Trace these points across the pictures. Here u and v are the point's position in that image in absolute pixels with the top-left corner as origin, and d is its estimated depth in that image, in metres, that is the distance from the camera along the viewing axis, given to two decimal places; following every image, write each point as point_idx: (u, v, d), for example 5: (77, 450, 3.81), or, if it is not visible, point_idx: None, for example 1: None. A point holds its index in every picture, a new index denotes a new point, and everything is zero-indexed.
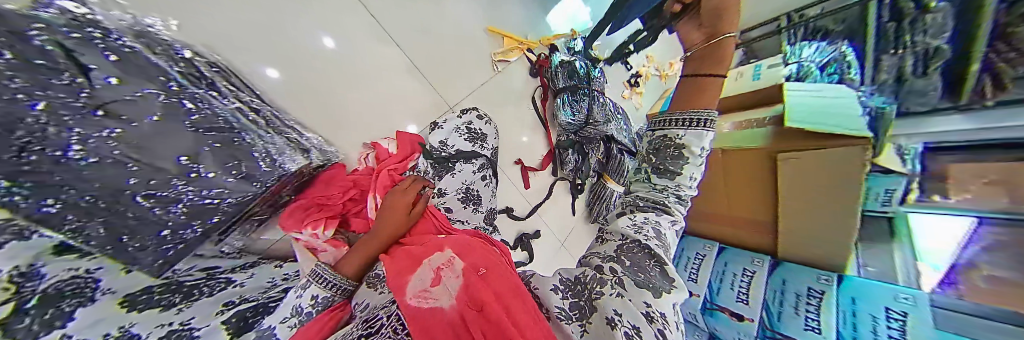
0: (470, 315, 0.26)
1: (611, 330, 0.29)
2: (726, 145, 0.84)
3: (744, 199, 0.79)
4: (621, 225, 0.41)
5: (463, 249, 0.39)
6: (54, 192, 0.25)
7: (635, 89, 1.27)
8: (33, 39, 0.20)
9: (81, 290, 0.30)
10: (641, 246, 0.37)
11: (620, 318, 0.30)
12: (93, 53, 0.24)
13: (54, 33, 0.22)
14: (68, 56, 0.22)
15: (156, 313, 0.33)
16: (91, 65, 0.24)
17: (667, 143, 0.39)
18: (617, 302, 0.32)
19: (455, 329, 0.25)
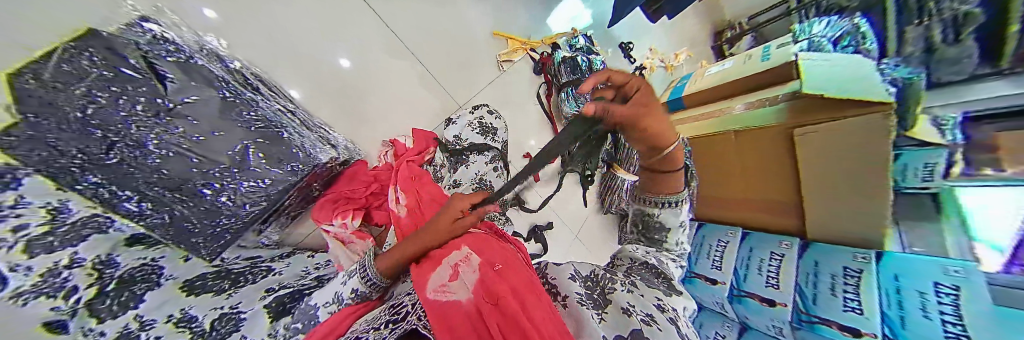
0: (486, 308, 0.25)
1: (626, 317, 0.31)
2: (741, 127, 0.81)
3: (764, 179, 0.78)
4: (630, 251, 0.50)
5: (479, 245, 0.38)
6: (143, 178, 0.31)
7: (641, 80, 1.27)
8: (128, 58, 0.29)
9: (149, 276, 0.35)
10: (645, 266, 0.46)
11: (634, 308, 0.33)
12: (164, 63, 0.33)
13: (143, 53, 0.31)
14: (149, 67, 0.31)
15: (209, 297, 0.38)
16: (164, 73, 0.33)
17: (650, 220, 0.51)
18: (629, 297, 0.35)
19: (473, 321, 0.24)
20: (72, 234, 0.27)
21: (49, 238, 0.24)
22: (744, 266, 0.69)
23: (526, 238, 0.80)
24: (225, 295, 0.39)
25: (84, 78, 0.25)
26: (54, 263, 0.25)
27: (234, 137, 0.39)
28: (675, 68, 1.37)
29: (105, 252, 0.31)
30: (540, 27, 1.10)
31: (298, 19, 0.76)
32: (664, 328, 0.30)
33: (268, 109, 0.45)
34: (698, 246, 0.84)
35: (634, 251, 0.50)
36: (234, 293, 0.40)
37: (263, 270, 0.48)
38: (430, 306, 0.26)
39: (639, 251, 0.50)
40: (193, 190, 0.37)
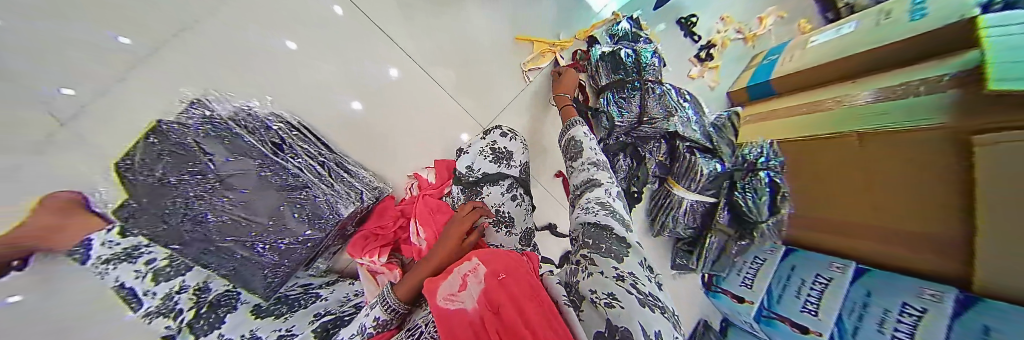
0: (487, 320, 0.20)
1: (598, 313, 0.22)
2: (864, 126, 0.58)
3: (904, 203, 0.49)
4: (577, 218, 0.39)
5: (490, 250, 0.33)
6: (204, 237, 0.39)
7: (708, 64, 1.02)
8: (184, 142, 0.38)
9: (230, 301, 0.44)
10: (593, 224, 0.34)
11: (597, 294, 0.24)
12: (212, 144, 0.40)
13: (194, 135, 0.39)
14: (201, 149, 0.38)
15: (272, 320, 0.43)
16: (211, 153, 0.39)
17: (569, 150, 0.52)
18: (595, 282, 0.26)
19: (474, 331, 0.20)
20: (180, 268, 0.45)
21: (166, 268, 0.45)
22: None
23: (558, 265, 0.73)
24: (278, 317, 0.44)
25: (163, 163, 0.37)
26: (168, 289, 0.43)
27: (269, 198, 0.41)
28: (759, 40, 1.06)
29: (202, 280, 0.45)
30: (570, 20, 0.98)
31: (341, 50, 0.82)
32: (627, 302, 0.22)
33: (292, 164, 0.47)
34: (786, 280, 0.64)
35: (579, 215, 0.38)
36: (291, 316, 0.44)
37: (313, 297, 0.51)
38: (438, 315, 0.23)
39: (585, 204, 0.39)
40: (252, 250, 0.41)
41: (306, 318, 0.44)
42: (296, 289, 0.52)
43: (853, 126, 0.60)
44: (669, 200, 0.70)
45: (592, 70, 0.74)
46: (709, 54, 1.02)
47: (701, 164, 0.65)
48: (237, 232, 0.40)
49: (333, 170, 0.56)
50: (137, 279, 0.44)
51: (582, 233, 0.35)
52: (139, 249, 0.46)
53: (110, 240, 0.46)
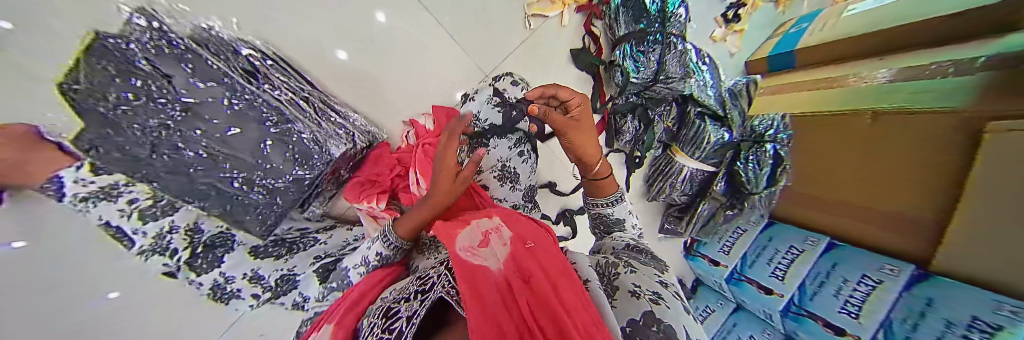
0: (519, 283, 0.20)
1: (635, 300, 0.24)
2: (878, 104, 0.54)
3: (897, 188, 0.51)
4: (611, 244, 0.40)
5: (510, 219, 0.36)
6: (182, 171, 0.37)
7: (732, 26, 0.94)
8: (135, 59, 0.31)
9: (225, 240, 0.43)
10: (632, 248, 0.37)
11: (641, 289, 0.26)
12: (170, 64, 0.34)
13: (144, 49, 0.32)
14: (154, 68, 0.32)
15: (273, 261, 0.46)
16: (171, 75, 0.33)
17: (605, 218, 0.45)
18: (635, 279, 0.28)
19: (506, 293, 0.19)
20: (165, 208, 0.39)
21: (151, 209, 0.39)
22: (818, 280, 0.57)
23: (554, 221, 0.75)
24: (281, 258, 0.47)
25: (111, 83, 0.30)
26: (159, 229, 0.40)
27: (250, 134, 0.39)
28: (793, 4, 0.96)
29: (193, 222, 0.41)
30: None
31: None
32: (672, 304, 0.24)
33: (271, 97, 0.43)
34: None
35: (615, 241, 0.41)
36: (291, 258, 0.48)
37: (311, 240, 0.51)
38: (460, 264, 0.22)
39: (623, 237, 0.41)
40: (228, 192, 0.41)
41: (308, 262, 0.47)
42: (291, 233, 0.51)
43: (872, 103, 0.55)
44: (671, 168, 0.71)
45: (609, 19, 0.64)
46: (737, 14, 0.93)
47: (710, 130, 0.64)
48: (218, 169, 0.39)
49: (319, 108, 0.52)
50: (119, 217, 0.38)
51: (618, 251, 0.37)
52: (118, 189, 0.36)
53: (81, 179, 0.34)
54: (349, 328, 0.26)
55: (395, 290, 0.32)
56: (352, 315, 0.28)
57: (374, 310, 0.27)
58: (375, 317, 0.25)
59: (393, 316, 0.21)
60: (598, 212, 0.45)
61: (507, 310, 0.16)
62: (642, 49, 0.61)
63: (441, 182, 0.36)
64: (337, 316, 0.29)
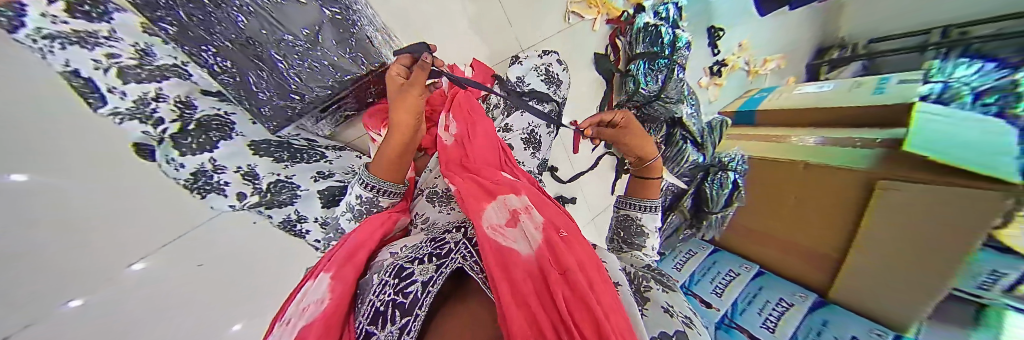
0: (551, 275, 0.19)
1: (668, 317, 0.26)
2: (812, 157, 0.67)
3: (806, 224, 0.67)
4: (629, 258, 0.44)
5: (539, 202, 0.31)
6: (212, 25, 0.36)
7: (716, 79, 1.08)
8: None
9: (222, 127, 0.45)
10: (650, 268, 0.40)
11: (674, 309, 0.28)
12: None
13: None
14: None
15: (268, 162, 0.48)
16: None
17: (631, 223, 0.49)
18: (666, 297, 0.30)
19: (537, 283, 0.19)
20: (155, 72, 0.37)
21: (137, 70, 0.35)
22: (747, 300, 0.65)
23: None
24: (288, 163, 0.49)
25: None
26: (143, 94, 0.36)
27: (306, 10, 0.40)
28: (759, 77, 1.14)
29: (183, 95, 0.40)
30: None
31: None
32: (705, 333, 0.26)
33: None
34: (706, 269, 0.79)
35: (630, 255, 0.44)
36: (291, 165, 0.50)
37: (317, 156, 0.55)
38: (489, 243, 0.22)
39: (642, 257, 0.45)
40: (268, 61, 0.43)
41: (309, 178, 0.50)
42: (299, 141, 0.56)
43: (804, 156, 0.69)
44: None
45: (630, 38, 0.76)
46: (721, 70, 1.07)
47: (691, 151, 0.77)
48: (259, 34, 0.39)
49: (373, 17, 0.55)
50: (93, 69, 0.32)
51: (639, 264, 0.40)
52: (97, 37, 0.31)
53: (55, 17, 0.28)
54: (354, 277, 0.25)
55: (406, 244, 0.31)
56: (358, 262, 0.27)
57: (385, 263, 0.27)
58: (388, 273, 0.24)
59: (409, 280, 0.22)
60: (625, 217, 0.49)
61: (537, 302, 0.17)
62: (652, 68, 0.71)
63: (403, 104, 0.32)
64: (335, 260, 0.26)
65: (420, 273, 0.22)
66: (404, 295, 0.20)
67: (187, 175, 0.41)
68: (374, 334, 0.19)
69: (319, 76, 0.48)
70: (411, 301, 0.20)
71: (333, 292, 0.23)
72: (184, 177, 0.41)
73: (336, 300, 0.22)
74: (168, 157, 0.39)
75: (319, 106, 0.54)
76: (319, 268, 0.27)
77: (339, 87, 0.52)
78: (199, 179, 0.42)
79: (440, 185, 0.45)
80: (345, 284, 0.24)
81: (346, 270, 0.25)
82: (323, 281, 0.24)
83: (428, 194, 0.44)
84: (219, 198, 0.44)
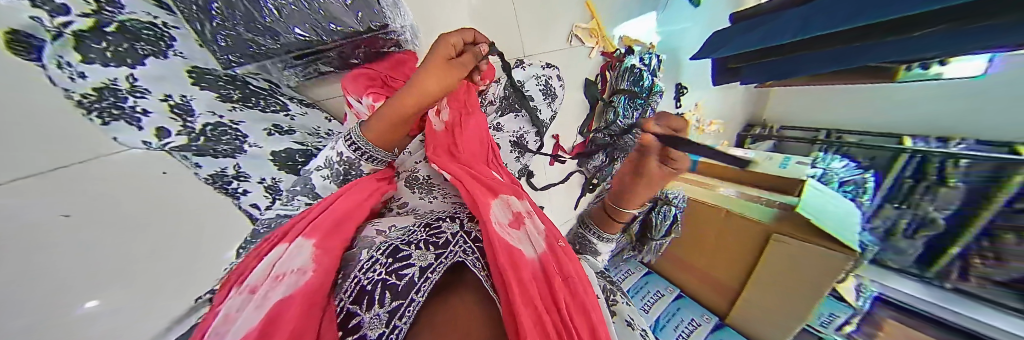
0: (556, 280, 0.26)
1: (630, 330, 0.31)
2: (734, 207, 0.80)
3: (723, 262, 0.84)
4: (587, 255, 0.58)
5: (538, 210, 0.37)
6: None
7: (674, 128, 1.17)
8: None
9: (155, 45, 0.41)
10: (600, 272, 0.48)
11: (634, 321, 0.33)
12: None
13: None
14: None
15: (211, 98, 0.46)
16: None
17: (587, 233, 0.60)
18: (628, 310, 0.35)
19: (540, 286, 0.25)
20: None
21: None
22: (667, 317, 0.91)
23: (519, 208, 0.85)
24: (235, 108, 0.49)
25: None
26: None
27: None
28: (704, 135, 1.29)
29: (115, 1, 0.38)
30: (644, 8, 0.93)
31: None
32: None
33: None
34: (640, 288, 1.02)
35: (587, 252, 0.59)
36: (236, 110, 0.49)
37: (276, 107, 0.56)
38: (501, 249, 0.26)
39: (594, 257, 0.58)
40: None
41: (261, 130, 0.51)
42: (258, 82, 0.57)
43: (726, 204, 0.82)
44: None
45: (617, 73, 0.84)
46: (680, 121, 1.17)
47: None
48: None
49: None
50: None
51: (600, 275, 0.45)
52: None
53: None
54: (339, 247, 0.27)
55: (392, 224, 0.34)
56: (343, 236, 0.29)
57: (374, 240, 0.29)
58: (380, 251, 0.27)
59: (404, 264, 0.25)
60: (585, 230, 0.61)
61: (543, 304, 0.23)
62: (630, 106, 0.79)
63: (437, 75, 0.31)
64: (318, 230, 0.28)
65: (418, 259, 0.26)
66: (397, 277, 0.24)
67: (87, 90, 0.33)
68: (358, 314, 0.22)
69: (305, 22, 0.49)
70: (406, 284, 0.23)
71: (316, 263, 0.25)
72: (81, 92, 0.33)
73: (319, 274, 0.24)
74: (58, 57, 0.31)
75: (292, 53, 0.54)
76: (290, 235, 0.28)
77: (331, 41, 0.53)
78: (112, 99, 0.36)
79: (420, 170, 0.45)
80: (330, 258, 0.26)
81: (330, 243, 0.27)
82: (305, 249, 0.25)
83: (406, 178, 0.44)
84: (129, 129, 0.37)
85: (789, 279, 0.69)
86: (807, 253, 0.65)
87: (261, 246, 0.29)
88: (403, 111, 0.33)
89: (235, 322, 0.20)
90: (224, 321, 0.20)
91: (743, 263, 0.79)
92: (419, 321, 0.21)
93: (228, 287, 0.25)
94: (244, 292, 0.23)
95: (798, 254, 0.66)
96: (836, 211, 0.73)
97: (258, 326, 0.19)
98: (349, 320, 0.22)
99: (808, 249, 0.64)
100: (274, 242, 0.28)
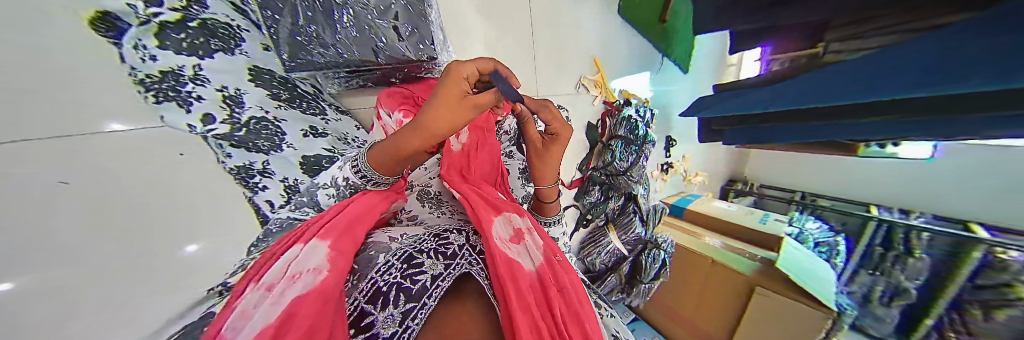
0: (551, 290, 0.27)
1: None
2: (716, 256, 0.85)
3: (709, 313, 0.84)
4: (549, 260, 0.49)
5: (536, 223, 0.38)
6: None
7: (664, 174, 1.22)
8: None
9: (227, 40, 0.43)
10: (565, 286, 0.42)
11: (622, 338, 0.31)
12: None
13: None
14: None
15: (262, 94, 0.47)
16: None
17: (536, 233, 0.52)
18: (614, 322, 0.33)
19: (537, 294, 0.26)
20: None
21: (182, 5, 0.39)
22: None
23: None
24: (280, 107, 0.49)
25: None
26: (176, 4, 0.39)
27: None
28: (691, 184, 1.39)
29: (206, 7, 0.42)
30: (639, 68, 1.06)
31: None
32: None
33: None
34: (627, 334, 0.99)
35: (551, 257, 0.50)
36: (281, 108, 0.49)
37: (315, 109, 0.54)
38: (501, 260, 0.27)
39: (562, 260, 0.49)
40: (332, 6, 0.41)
41: (298, 132, 0.50)
42: (304, 86, 0.55)
43: (711, 253, 0.86)
44: (603, 238, 0.94)
45: (616, 121, 0.89)
46: (669, 169, 1.23)
47: (637, 225, 0.90)
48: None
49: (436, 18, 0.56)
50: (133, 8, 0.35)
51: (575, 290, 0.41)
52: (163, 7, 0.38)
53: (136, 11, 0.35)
54: (353, 249, 0.27)
55: (404, 232, 0.34)
56: (357, 236, 0.28)
57: (390, 246, 0.29)
58: (396, 257, 0.27)
59: (417, 270, 0.25)
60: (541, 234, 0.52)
61: (538, 311, 0.24)
62: (627, 151, 0.85)
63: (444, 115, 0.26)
64: (334, 228, 0.27)
65: (430, 266, 0.26)
66: (411, 281, 0.24)
67: (155, 72, 0.36)
68: (372, 313, 0.22)
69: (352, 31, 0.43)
70: (419, 289, 0.23)
71: (331, 264, 0.24)
72: (147, 72, 0.35)
73: (333, 273, 0.23)
74: (138, 40, 0.34)
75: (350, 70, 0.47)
76: (305, 235, 0.27)
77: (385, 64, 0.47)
78: (173, 82, 0.37)
79: (433, 185, 0.46)
80: (344, 258, 0.25)
81: (345, 244, 0.27)
82: (320, 250, 0.25)
83: (417, 192, 0.46)
84: (179, 110, 0.38)
85: (773, 330, 0.73)
86: (788, 305, 0.70)
87: (278, 244, 0.28)
88: (408, 142, 0.29)
89: (252, 317, 0.19)
90: (239, 318, 0.20)
91: (728, 313, 0.81)
92: (429, 323, 0.22)
93: (244, 283, 0.24)
94: (261, 289, 0.22)
95: (778, 305, 0.71)
96: (812, 270, 0.80)
97: (275, 323, 0.19)
98: (361, 318, 0.21)
99: (789, 301, 0.69)
100: (290, 242, 0.27)
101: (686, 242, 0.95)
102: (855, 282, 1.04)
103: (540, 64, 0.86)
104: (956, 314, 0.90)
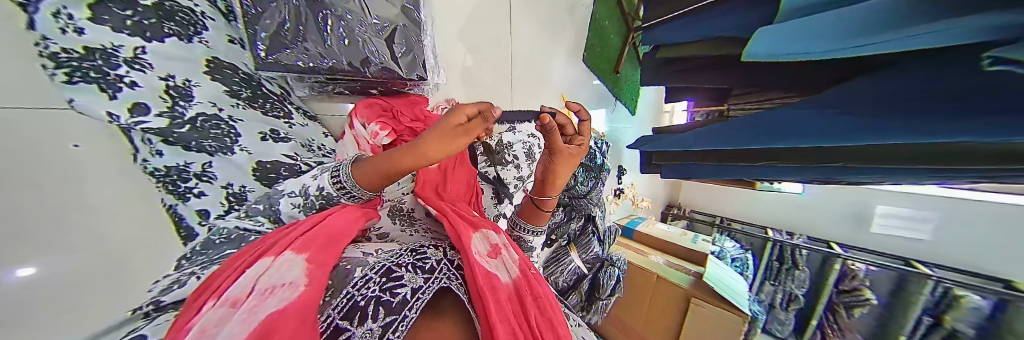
0: (528, 301, 0.28)
1: None
2: (661, 272, 0.95)
3: (657, 325, 0.93)
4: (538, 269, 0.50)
5: (510, 240, 0.39)
6: None
7: (617, 199, 1.33)
8: None
9: (186, 26, 0.33)
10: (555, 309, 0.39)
11: None
12: None
13: None
14: None
15: (219, 91, 0.35)
16: None
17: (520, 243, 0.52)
18: (583, 331, 0.35)
19: (514, 306, 0.27)
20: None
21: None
22: None
23: None
24: (239, 105, 0.38)
25: None
26: None
27: None
28: (638, 208, 1.56)
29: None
30: (596, 105, 1.21)
31: None
32: None
33: (424, 26, 0.53)
34: None
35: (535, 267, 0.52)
36: (242, 109, 0.38)
37: (280, 113, 0.44)
38: (480, 273, 0.28)
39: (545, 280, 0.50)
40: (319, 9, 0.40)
41: (255, 133, 0.38)
42: (272, 87, 0.45)
43: (658, 271, 0.96)
44: (565, 258, 0.96)
45: None
46: (622, 194, 1.36)
47: (595, 244, 0.97)
48: None
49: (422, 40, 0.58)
50: None
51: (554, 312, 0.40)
52: None
53: None
54: (333, 263, 0.25)
55: (379, 248, 0.32)
56: (338, 250, 0.27)
57: (365, 260, 0.28)
58: (374, 270, 0.26)
59: (397, 283, 0.24)
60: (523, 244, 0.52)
61: (515, 320, 0.25)
62: (588, 176, 0.93)
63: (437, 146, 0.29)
64: (307, 243, 0.25)
65: (409, 279, 0.25)
66: (391, 295, 0.23)
67: (77, 47, 0.25)
68: (348, 329, 0.20)
69: (343, 42, 0.42)
70: (399, 301, 0.23)
71: (310, 278, 0.22)
72: (66, 46, 0.24)
73: (314, 287, 0.22)
74: (60, 8, 0.24)
75: (331, 76, 0.42)
76: (275, 246, 0.24)
77: (371, 78, 0.46)
78: (100, 62, 0.26)
79: (406, 201, 0.46)
80: (322, 271, 0.23)
81: (327, 259, 0.25)
82: (298, 264, 0.23)
83: (390, 208, 0.44)
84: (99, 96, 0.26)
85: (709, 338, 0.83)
86: (720, 313, 0.81)
87: (235, 259, 0.25)
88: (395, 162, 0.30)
89: (215, 335, 0.17)
90: (200, 335, 0.17)
91: (672, 324, 0.90)
92: (411, 335, 0.21)
93: (203, 298, 0.20)
94: (226, 305, 0.19)
95: (710, 312, 0.82)
96: (734, 284, 0.95)
97: (250, 336, 0.17)
98: (336, 334, 0.20)
99: (719, 310, 0.81)
100: (258, 254, 0.24)
101: (637, 261, 1.04)
102: (764, 291, 1.26)
103: (515, 91, 0.91)
104: (831, 314, 1.15)
